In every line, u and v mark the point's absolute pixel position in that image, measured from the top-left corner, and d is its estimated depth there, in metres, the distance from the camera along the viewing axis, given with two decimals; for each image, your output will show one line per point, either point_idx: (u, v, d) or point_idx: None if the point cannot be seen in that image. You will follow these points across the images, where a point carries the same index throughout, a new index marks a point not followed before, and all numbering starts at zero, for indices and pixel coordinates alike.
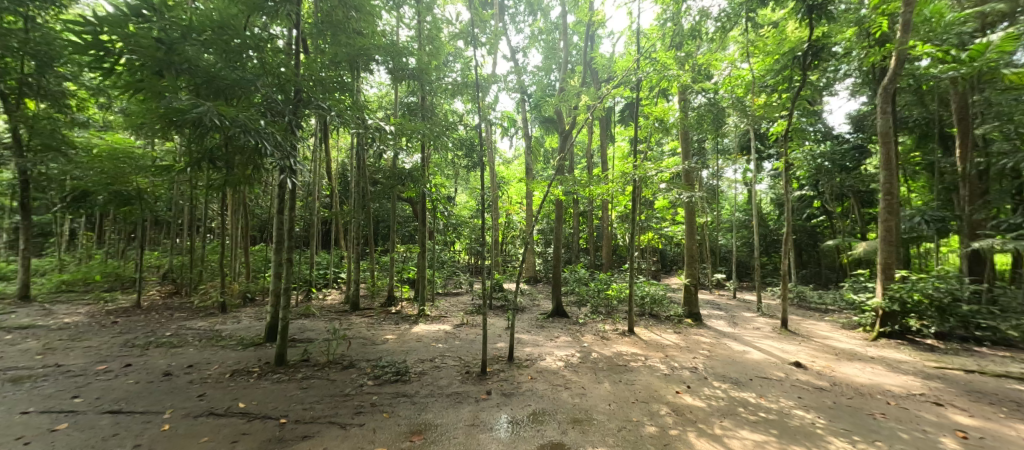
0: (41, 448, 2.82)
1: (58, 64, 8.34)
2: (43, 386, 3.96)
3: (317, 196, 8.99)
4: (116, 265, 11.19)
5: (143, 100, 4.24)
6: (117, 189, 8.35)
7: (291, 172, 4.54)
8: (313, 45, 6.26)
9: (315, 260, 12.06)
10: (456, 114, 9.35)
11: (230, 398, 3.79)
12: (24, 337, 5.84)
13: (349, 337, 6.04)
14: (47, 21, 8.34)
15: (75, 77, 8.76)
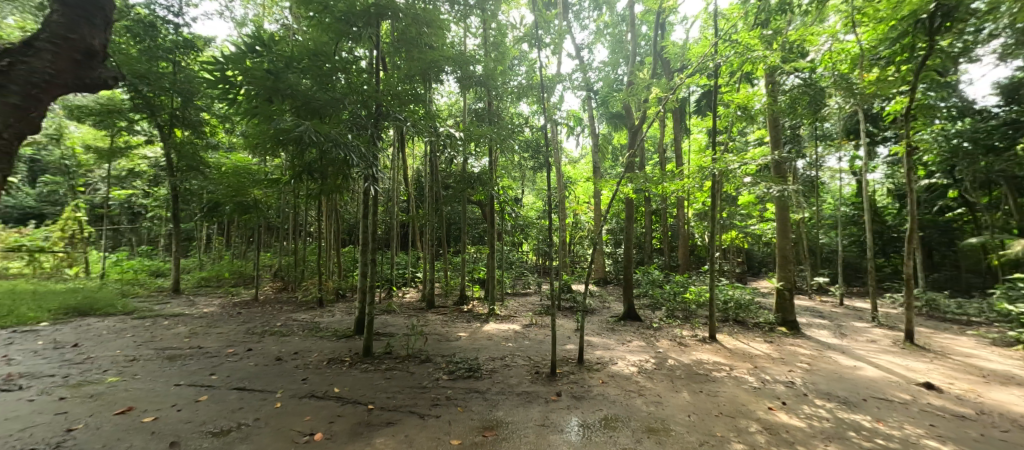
0: (189, 415, 3.44)
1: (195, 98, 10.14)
2: (190, 364, 4.84)
3: (397, 201, 9.74)
4: (240, 264, 13.27)
5: (258, 123, 4.98)
6: (239, 200, 9.83)
7: (373, 180, 4.93)
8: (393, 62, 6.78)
9: (395, 261, 13.08)
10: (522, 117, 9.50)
11: (327, 383, 4.26)
12: (177, 323, 7.19)
13: (426, 333, 6.43)
14: (190, 64, 10.18)
15: (208, 108, 10.58)
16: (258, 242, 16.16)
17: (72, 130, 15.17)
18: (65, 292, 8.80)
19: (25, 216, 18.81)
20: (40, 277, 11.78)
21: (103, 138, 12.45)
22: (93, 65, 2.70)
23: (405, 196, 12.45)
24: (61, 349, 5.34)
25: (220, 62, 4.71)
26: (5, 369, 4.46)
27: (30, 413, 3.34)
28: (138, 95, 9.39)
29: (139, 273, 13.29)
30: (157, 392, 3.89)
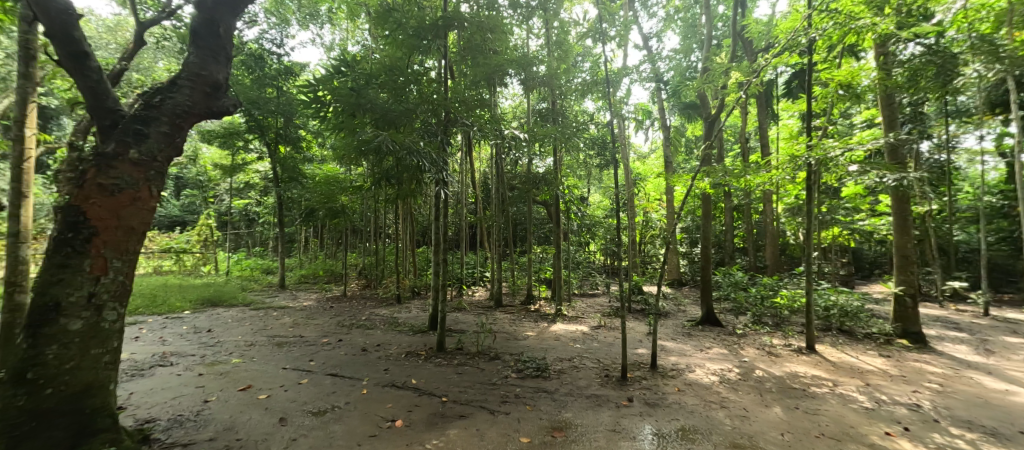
0: (293, 395, 3.93)
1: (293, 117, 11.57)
2: (294, 350, 5.54)
3: (465, 203, 10.13)
4: (330, 263, 14.85)
5: (345, 136, 5.56)
6: (329, 206, 10.99)
7: (444, 184, 5.17)
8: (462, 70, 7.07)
9: (465, 260, 13.65)
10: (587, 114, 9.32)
11: (406, 374, 4.59)
12: (283, 314, 8.28)
13: (495, 331, 6.60)
14: (289, 88, 11.67)
15: (303, 125, 12.00)
16: (345, 243, 17.92)
17: (205, 151, 18.28)
18: (202, 286, 10.61)
19: (173, 224, 23.08)
20: (184, 273, 14.35)
21: (226, 157, 14.81)
22: (219, 96, 3.29)
23: (473, 198, 12.92)
24: (200, 333, 6.47)
25: (314, 85, 5.34)
26: (163, 348, 5.52)
27: (179, 384, 4.08)
28: (250, 118, 10.99)
29: (254, 270, 15.54)
30: (269, 374, 4.51)
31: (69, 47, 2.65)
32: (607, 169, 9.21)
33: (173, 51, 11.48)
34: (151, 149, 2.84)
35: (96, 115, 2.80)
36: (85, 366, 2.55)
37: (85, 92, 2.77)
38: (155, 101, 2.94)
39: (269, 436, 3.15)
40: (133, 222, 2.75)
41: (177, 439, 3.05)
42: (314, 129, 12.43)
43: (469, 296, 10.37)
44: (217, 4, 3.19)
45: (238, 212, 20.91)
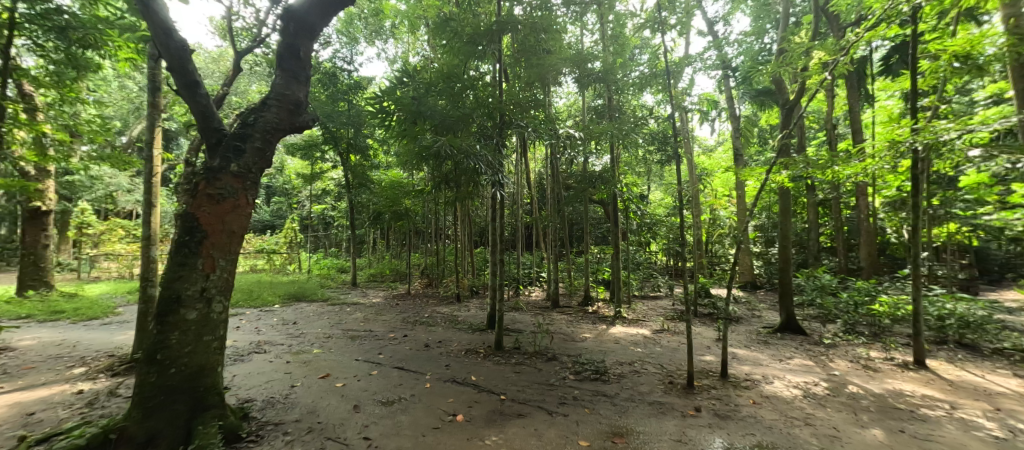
0: (365, 384, 4.24)
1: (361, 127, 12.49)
2: (365, 343, 5.99)
3: (521, 204, 10.20)
4: (396, 263, 15.83)
5: (408, 143, 5.90)
6: (394, 209, 11.73)
7: (500, 186, 5.28)
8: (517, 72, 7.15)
9: (521, 260, 13.79)
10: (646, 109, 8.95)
11: (466, 371, 4.74)
12: (355, 310, 8.99)
13: (552, 332, 6.58)
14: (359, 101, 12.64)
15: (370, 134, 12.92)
16: (408, 244, 19.00)
17: (290, 162, 20.50)
18: (288, 283, 11.90)
19: (264, 227, 26.15)
20: (274, 271, 16.16)
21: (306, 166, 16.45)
22: (301, 113, 3.65)
23: (529, 199, 13.02)
24: (287, 324, 7.25)
25: (379, 96, 5.73)
26: (258, 337, 6.27)
27: (271, 370, 4.60)
28: (326, 131, 12.09)
29: (330, 269, 17.05)
30: (344, 364, 4.92)
31: (184, 79, 3.15)
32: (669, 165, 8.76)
33: (263, 75, 13.01)
34: (249, 163, 3.24)
35: (204, 134, 3.24)
36: (197, 350, 2.95)
37: (197, 116, 3.23)
38: (250, 121, 3.33)
39: (345, 421, 3.43)
40: (234, 226, 3.15)
41: (269, 418, 3.43)
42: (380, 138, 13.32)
43: (525, 296, 10.45)
44: (298, 31, 3.55)
45: (316, 216, 23.15)
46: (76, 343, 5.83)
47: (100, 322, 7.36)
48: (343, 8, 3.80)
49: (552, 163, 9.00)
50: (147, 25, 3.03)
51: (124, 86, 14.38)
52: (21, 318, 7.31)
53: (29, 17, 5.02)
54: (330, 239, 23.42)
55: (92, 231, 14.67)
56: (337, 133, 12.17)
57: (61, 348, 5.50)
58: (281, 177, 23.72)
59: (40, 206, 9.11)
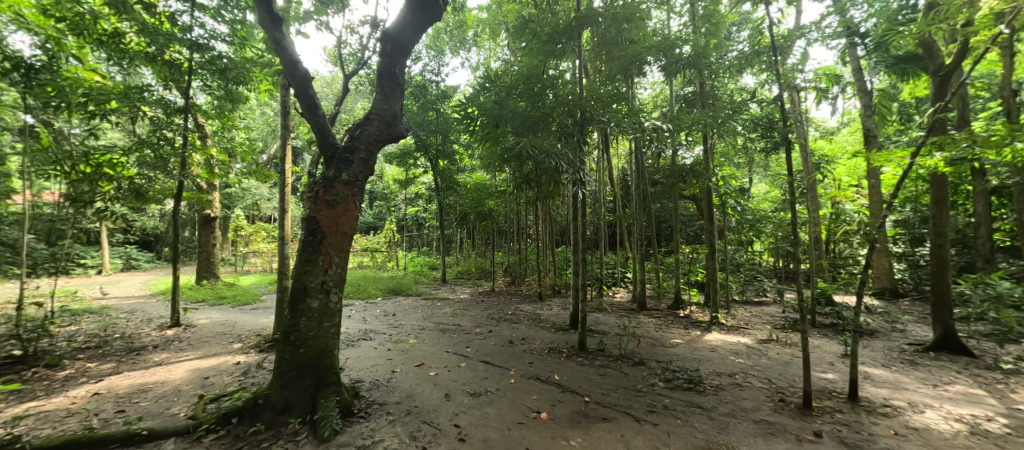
0: (454, 375, 4.52)
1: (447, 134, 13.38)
2: (454, 337, 6.38)
3: (603, 202, 9.85)
4: (481, 261, 16.57)
5: (491, 146, 6.19)
6: (478, 210, 12.33)
7: (581, 184, 5.21)
8: (598, 66, 7.01)
9: (604, 260, 13.44)
10: (747, 92, 8.05)
11: (549, 369, 4.76)
12: (445, 304, 9.63)
13: (638, 335, 6.27)
14: (446, 109, 13.51)
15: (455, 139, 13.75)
16: (491, 243, 19.76)
17: (388, 169, 22.83)
18: (388, 278, 13.26)
19: (369, 228, 29.53)
20: (376, 268, 18.13)
21: (401, 173, 18.14)
22: (397, 125, 4.01)
23: (611, 196, 12.61)
24: (388, 316, 8.08)
25: (465, 104, 6.09)
26: (365, 326, 7.10)
27: (376, 356, 5.16)
28: (417, 139, 13.18)
29: (423, 266, 18.55)
30: (437, 355, 5.31)
31: (307, 103, 3.69)
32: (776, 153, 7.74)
33: (366, 93, 14.70)
34: (356, 171, 3.67)
35: (322, 149, 3.75)
36: (319, 334, 3.43)
37: (316, 134, 3.76)
38: (357, 134, 3.77)
39: (438, 408, 3.69)
40: (346, 228, 3.58)
41: (375, 398, 3.85)
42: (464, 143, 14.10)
43: (609, 297, 10.12)
44: (394, 51, 3.92)
45: (410, 218, 25.38)
46: (235, 323, 7.23)
47: (251, 306, 9.04)
48: (431, 23, 4.07)
49: (637, 159, 8.60)
50: (280, 62, 3.62)
51: (264, 113, 17.46)
52: (200, 301, 9.33)
53: (202, 64, 6.35)
54: (422, 239, 25.47)
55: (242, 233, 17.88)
56: (427, 141, 13.21)
57: (225, 327, 6.88)
58: (380, 183, 26.51)
59: (209, 214, 11.27)
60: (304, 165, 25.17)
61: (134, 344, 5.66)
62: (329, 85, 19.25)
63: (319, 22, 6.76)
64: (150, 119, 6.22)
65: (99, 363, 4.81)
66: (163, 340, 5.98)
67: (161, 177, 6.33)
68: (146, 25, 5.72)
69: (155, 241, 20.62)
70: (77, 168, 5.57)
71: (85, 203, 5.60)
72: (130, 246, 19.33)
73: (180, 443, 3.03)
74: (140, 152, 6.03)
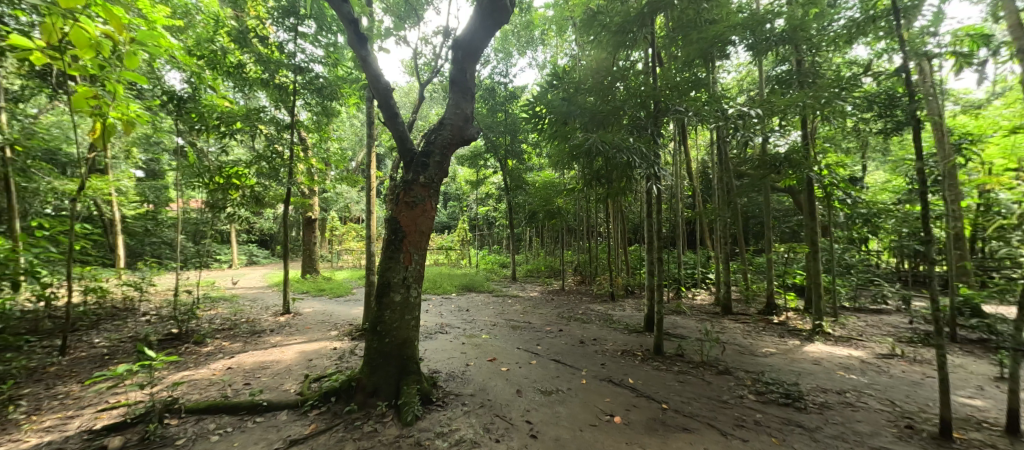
0: (525, 372, 4.58)
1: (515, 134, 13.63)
2: (524, 334, 6.49)
3: (680, 197, 9.23)
4: (550, 260, 16.56)
5: (559, 143, 6.23)
6: (547, 208, 12.37)
7: (656, 178, 4.95)
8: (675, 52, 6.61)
9: (683, 260, 12.62)
10: (860, 65, 6.95)
11: (623, 372, 4.60)
12: (516, 302, 9.82)
13: (723, 342, 5.78)
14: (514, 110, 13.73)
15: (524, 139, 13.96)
16: (560, 242, 19.63)
17: (460, 171, 23.95)
18: (461, 275, 13.90)
19: (444, 228, 31.26)
20: (451, 265, 19.13)
21: (473, 174, 18.91)
22: (469, 127, 4.18)
23: (690, 191, 11.78)
24: (462, 311, 8.48)
25: (532, 103, 6.21)
26: (441, 319, 7.54)
27: (451, 348, 5.45)
28: (487, 141, 13.65)
29: (494, 264, 19.12)
30: (508, 351, 5.43)
31: (388, 112, 4.00)
32: (898, 134, 6.59)
33: (440, 99, 15.59)
34: (432, 174, 3.89)
35: (401, 154, 4.04)
36: (402, 326, 3.70)
37: (397, 140, 4.06)
38: (432, 139, 4.00)
39: (510, 403, 3.77)
40: (424, 227, 3.81)
41: (452, 388, 4.07)
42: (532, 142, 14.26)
43: (689, 299, 9.46)
44: (464, 57, 4.07)
45: (481, 217, 26.24)
46: (332, 313, 8.14)
47: (345, 298, 10.12)
48: (499, 25, 4.14)
49: (719, 150, 7.94)
50: (365, 77, 3.97)
51: (352, 124, 19.42)
52: (306, 293, 10.70)
53: (303, 84, 7.22)
54: (492, 238, 26.20)
55: (336, 233, 20.04)
56: (496, 142, 13.61)
57: (325, 316, 7.80)
58: (453, 185, 27.88)
59: (312, 216, 12.78)
60: (386, 171, 27.48)
61: (256, 328, 6.68)
62: (406, 94, 20.71)
63: (399, 37, 7.32)
64: (264, 135, 7.25)
65: (232, 342, 5.77)
66: (277, 325, 6.96)
67: (274, 185, 7.36)
68: (260, 55, 6.76)
69: (270, 240, 24.11)
70: (213, 179, 6.65)
71: (219, 209, 6.85)
72: (252, 244, 22.84)
73: (291, 415, 3.50)
74: (258, 164, 7.08)
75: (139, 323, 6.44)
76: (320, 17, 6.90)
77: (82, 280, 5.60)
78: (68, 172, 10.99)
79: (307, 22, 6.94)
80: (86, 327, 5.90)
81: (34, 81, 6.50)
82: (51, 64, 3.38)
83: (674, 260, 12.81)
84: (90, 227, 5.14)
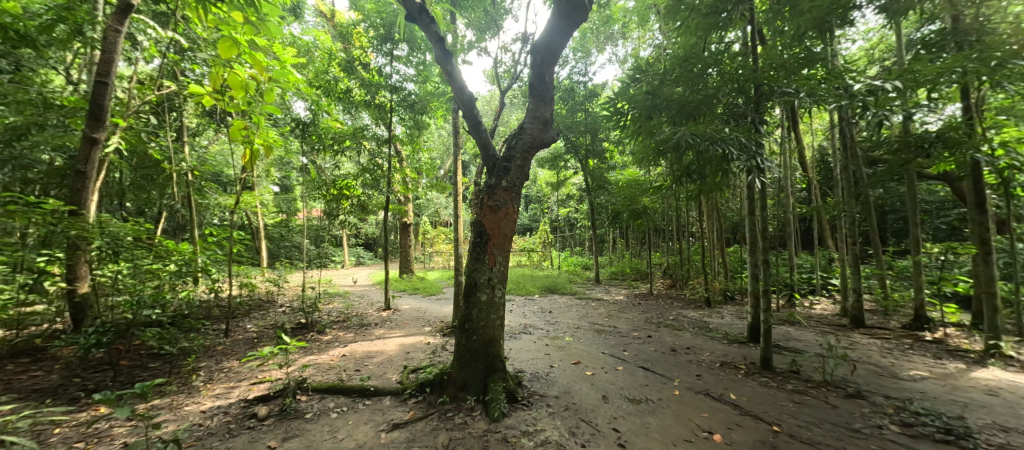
0: (612, 378, 4.43)
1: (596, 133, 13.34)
2: (609, 338, 6.29)
3: (791, 191, 8.10)
4: (636, 262, 15.77)
5: (644, 139, 6.18)
6: (632, 208, 11.84)
7: (759, 171, 4.43)
8: (782, 26, 5.86)
9: (796, 263, 11.02)
10: None
11: (722, 386, 4.18)
12: (600, 305, 9.57)
13: (853, 360, 4.90)
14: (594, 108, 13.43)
15: (607, 138, 13.59)
16: (647, 243, 18.61)
17: (541, 174, 24.18)
18: (544, 277, 14.00)
19: (526, 230, 31.77)
20: (533, 266, 19.35)
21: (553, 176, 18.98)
22: (548, 130, 4.21)
23: (804, 183, 10.25)
24: (545, 312, 8.53)
25: (614, 100, 6.30)
26: (525, 320, 7.69)
27: (535, 349, 5.52)
28: (567, 142, 13.57)
29: (577, 266, 18.86)
30: (593, 355, 5.32)
31: (472, 121, 4.22)
32: None
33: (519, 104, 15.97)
34: (514, 177, 3.98)
35: (485, 161, 4.21)
36: (488, 325, 3.85)
37: (481, 148, 4.27)
38: (513, 143, 4.10)
39: (596, 408, 3.68)
40: (506, 229, 3.93)
41: (537, 389, 4.11)
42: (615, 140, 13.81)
43: (805, 308, 8.21)
44: (542, 60, 4.10)
45: (562, 218, 26.11)
46: (427, 310, 8.82)
47: (438, 297, 10.88)
48: (578, 24, 4.08)
49: (842, 133, 6.80)
50: (451, 90, 4.23)
51: (439, 135, 20.91)
52: (404, 291, 11.76)
53: (398, 102, 7.97)
54: (574, 239, 25.85)
55: (428, 236, 21.69)
56: (576, 142, 13.47)
57: (420, 313, 8.48)
58: (534, 188, 28.22)
59: (408, 221, 14.04)
60: (471, 176, 28.94)
61: (364, 321, 7.55)
62: (488, 103, 21.60)
63: (481, 49, 7.65)
64: (367, 151, 8.16)
65: (345, 333, 6.61)
66: (381, 319, 7.78)
67: (376, 194, 8.25)
68: (364, 80, 7.65)
69: (373, 244, 27.10)
70: (329, 191, 7.70)
71: (334, 216, 7.94)
72: (359, 247, 25.94)
73: (394, 401, 3.88)
74: (363, 176, 8.01)
75: (278, 313, 7.72)
76: (411, 40, 7.56)
77: (238, 276, 6.90)
78: (229, 189, 13.70)
79: (400, 46, 7.62)
80: (242, 315, 7.28)
81: (207, 118, 8.25)
82: (217, 105, 4.11)
83: (784, 263, 11.26)
84: (244, 233, 6.32)
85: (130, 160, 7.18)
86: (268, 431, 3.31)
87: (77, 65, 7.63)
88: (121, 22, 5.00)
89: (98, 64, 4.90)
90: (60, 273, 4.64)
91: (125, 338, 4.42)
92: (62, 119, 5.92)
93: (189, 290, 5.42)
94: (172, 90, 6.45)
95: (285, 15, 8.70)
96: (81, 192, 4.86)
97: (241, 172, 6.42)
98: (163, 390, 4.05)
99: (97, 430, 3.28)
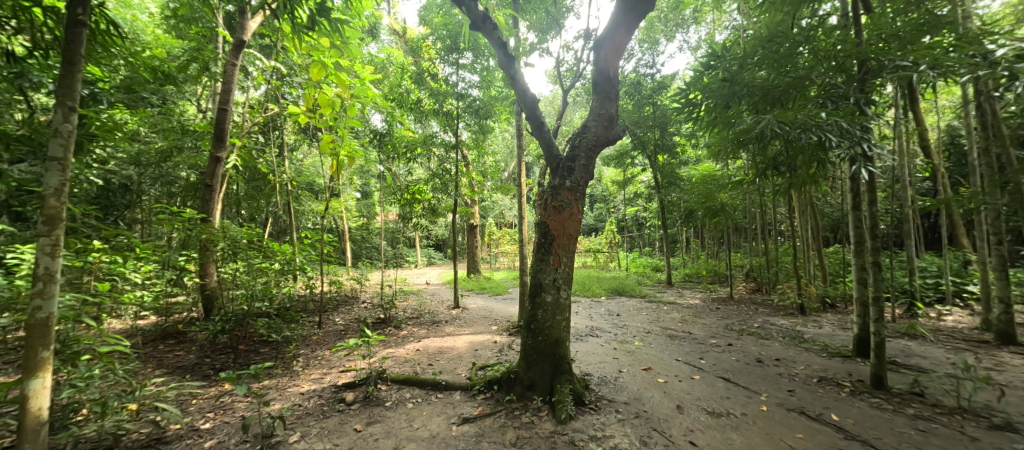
0: (687, 388, 4.16)
1: (668, 126, 12.55)
2: (683, 345, 5.90)
3: (908, 181, 6.91)
4: (712, 264, 14.62)
5: (722, 130, 5.71)
6: (707, 205, 10.96)
7: (866, 159, 3.86)
8: None
9: (917, 266, 9.39)
10: None
11: (821, 405, 3.71)
12: (672, 309, 9.02)
13: (1001, 385, 4.03)
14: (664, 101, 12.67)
15: (678, 131, 12.76)
16: (726, 243, 17.16)
17: (606, 173, 23.55)
18: (610, 278, 13.60)
19: (591, 231, 31.15)
20: (599, 267, 18.87)
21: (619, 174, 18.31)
22: (613, 127, 4.09)
23: (928, 172, 8.69)
24: (612, 315, 8.28)
25: (686, 90, 5.90)
26: (591, 322, 7.52)
27: (602, 352, 5.38)
28: (634, 138, 13.01)
29: (646, 268, 18.03)
30: (665, 362, 5.04)
31: (535, 122, 4.23)
32: None
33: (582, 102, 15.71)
34: (578, 177, 3.91)
35: (549, 161, 4.19)
36: (554, 325, 3.82)
37: (545, 148, 4.28)
38: (577, 143, 4.04)
39: (670, 418, 3.48)
40: (571, 230, 3.88)
41: (606, 393, 4.00)
42: (688, 132, 12.92)
43: (930, 320, 6.92)
44: (609, 54, 3.97)
45: (629, 218, 25.11)
46: (495, 309, 9.06)
47: (505, 296, 11.13)
48: (644, 13, 3.89)
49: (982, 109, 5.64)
50: (515, 93, 4.25)
51: (503, 138, 21.34)
52: (472, 290, 12.20)
53: (463, 108, 8.23)
54: (642, 239, 24.71)
55: (493, 237, 22.24)
56: (644, 136, 12.83)
57: (489, 312, 8.74)
58: (599, 187, 27.53)
59: (474, 222, 14.54)
60: (534, 178, 29.21)
61: (436, 318, 7.98)
62: (550, 103, 21.58)
63: (542, 49, 7.70)
64: (436, 157, 8.64)
65: (420, 329, 7.04)
66: (451, 316, 8.17)
67: (445, 198, 8.69)
68: (433, 90, 8.03)
69: (443, 245, 28.60)
70: (403, 196, 8.18)
71: (407, 219, 8.47)
72: (430, 248, 27.51)
73: (464, 395, 4.05)
74: (433, 181, 8.48)
75: (362, 308, 8.48)
76: (475, 47, 7.80)
77: (329, 275, 7.71)
78: (321, 197, 15.36)
79: (465, 54, 7.91)
80: (332, 309, 8.12)
81: (304, 134, 9.34)
82: (310, 122, 4.65)
83: (901, 266, 9.64)
84: (333, 237, 7.01)
85: (244, 174, 8.39)
86: (355, 415, 3.66)
87: (207, 96, 9.15)
88: (235, 56, 5.90)
89: (220, 94, 5.83)
90: (195, 270, 5.61)
91: (242, 326, 5.16)
92: (196, 142, 7.06)
93: (291, 287, 6.15)
94: (276, 112, 7.42)
95: (364, 36, 9.51)
96: (209, 202, 5.77)
97: (330, 180, 7.14)
98: (272, 373, 4.67)
99: (223, 403, 3.88)
